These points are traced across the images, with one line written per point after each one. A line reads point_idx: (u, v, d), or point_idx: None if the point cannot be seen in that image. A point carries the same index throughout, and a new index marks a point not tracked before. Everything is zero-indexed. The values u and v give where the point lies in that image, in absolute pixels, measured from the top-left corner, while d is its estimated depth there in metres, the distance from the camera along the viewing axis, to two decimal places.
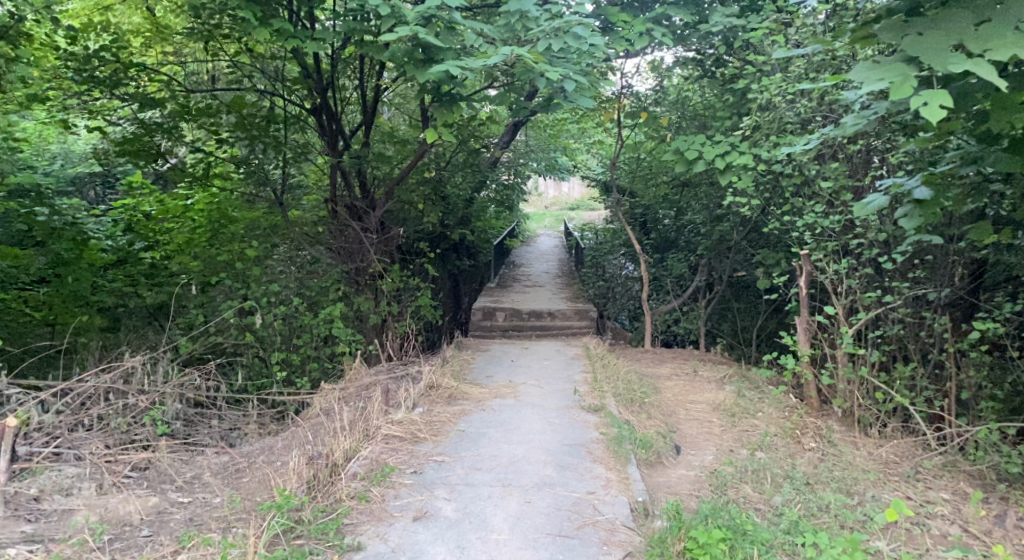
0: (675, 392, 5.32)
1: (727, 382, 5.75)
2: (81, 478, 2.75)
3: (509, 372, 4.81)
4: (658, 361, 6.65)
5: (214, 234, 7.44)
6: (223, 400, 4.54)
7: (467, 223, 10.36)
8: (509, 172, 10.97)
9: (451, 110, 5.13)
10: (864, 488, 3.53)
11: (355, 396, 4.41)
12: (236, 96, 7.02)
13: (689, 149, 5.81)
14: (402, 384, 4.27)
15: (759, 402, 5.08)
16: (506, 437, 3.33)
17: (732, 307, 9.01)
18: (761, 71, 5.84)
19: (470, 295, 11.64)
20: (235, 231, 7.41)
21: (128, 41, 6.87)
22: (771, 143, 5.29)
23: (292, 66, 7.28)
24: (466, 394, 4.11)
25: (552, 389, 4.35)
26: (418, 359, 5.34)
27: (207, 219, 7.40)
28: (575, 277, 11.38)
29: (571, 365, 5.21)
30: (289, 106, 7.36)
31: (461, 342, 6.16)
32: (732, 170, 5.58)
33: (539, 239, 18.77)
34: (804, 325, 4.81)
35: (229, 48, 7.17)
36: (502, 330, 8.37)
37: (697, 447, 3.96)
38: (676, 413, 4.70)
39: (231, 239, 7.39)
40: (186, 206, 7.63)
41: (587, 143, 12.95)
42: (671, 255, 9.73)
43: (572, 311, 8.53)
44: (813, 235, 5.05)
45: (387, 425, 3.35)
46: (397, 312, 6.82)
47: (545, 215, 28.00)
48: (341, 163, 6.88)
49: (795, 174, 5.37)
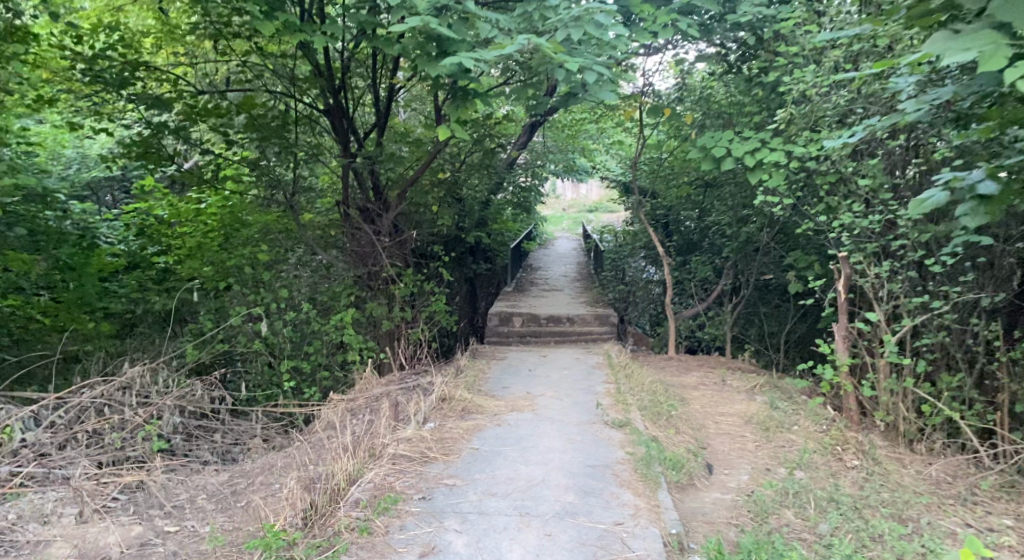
0: (702, 404, 5.02)
1: (758, 393, 5.42)
2: (63, 503, 2.58)
3: (527, 382, 4.56)
4: (684, 370, 6.34)
5: (227, 238, 7.47)
6: (226, 412, 4.37)
7: (483, 226, 10.15)
8: (526, 174, 10.75)
9: (465, 106, 4.90)
10: (916, 512, 3.19)
11: (364, 408, 4.20)
12: (247, 96, 6.88)
13: (715, 147, 5.53)
14: (412, 396, 4.05)
15: (793, 414, 4.75)
16: (524, 456, 3.07)
17: (759, 312, 8.65)
18: (791, 64, 5.54)
19: (487, 300, 11.43)
20: (248, 236, 7.45)
21: (139, 42, 6.78)
22: (804, 139, 4.98)
23: (304, 66, 7.14)
24: (481, 407, 3.87)
25: (573, 401, 4.09)
26: (431, 368, 5.11)
27: (220, 223, 7.45)
28: (594, 281, 11.10)
29: (593, 375, 4.94)
30: (301, 107, 7.21)
31: (476, 350, 5.92)
32: (762, 169, 5.28)
33: (558, 242, 18.53)
34: (842, 333, 4.48)
35: (240, 49, 7.05)
36: (519, 336, 8.11)
37: (731, 466, 3.66)
38: (705, 427, 4.40)
39: (245, 242, 7.46)
40: (198, 209, 7.59)
41: (607, 144, 12.68)
42: (695, 257, 9.40)
43: (591, 316, 8.25)
44: (851, 236, 4.72)
45: (394, 443, 3.12)
46: (410, 318, 6.57)
47: (563, 218, 27.76)
48: (352, 164, 6.70)
49: (831, 172, 5.05)
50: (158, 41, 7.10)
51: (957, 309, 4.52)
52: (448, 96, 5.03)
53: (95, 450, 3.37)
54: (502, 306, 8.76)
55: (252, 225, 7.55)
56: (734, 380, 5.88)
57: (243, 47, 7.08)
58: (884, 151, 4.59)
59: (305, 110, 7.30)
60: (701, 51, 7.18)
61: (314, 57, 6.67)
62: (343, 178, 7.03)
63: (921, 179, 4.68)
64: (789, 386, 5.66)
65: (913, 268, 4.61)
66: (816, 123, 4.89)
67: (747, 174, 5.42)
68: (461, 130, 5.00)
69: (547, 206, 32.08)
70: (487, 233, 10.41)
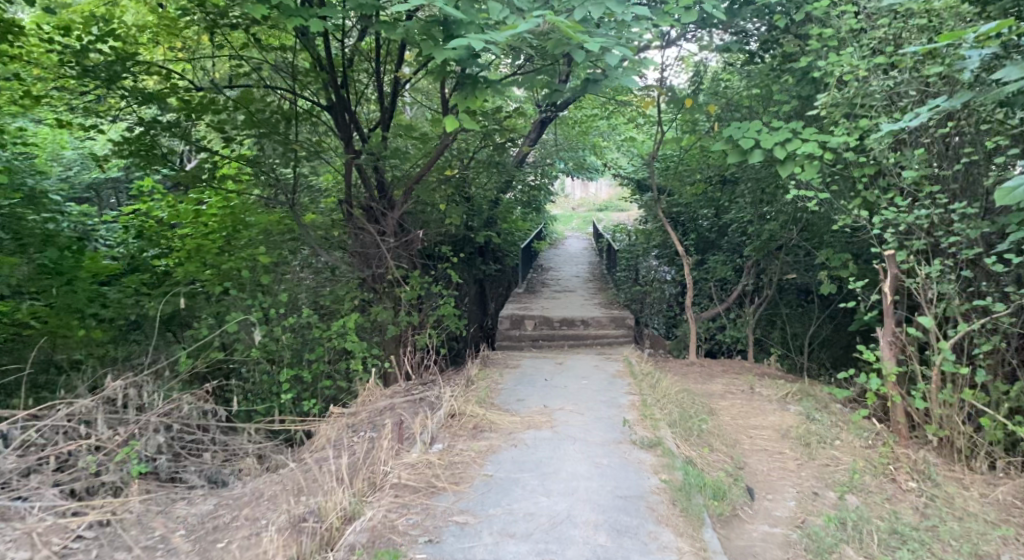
0: (733, 415, 4.63)
1: (792, 404, 5.00)
2: (18, 547, 2.27)
3: (544, 395, 4.20)
4: (709, 376, 5.95)
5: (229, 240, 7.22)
6: (216, 429, 4.08)
7: (492, 226, 9.79)
8: (536, 172, 10.40)
9: (474, 95, 4.54)
10: (991, 546, 2.78)
11: (366, 425, 3.87)
12: (244, 91, 6.57)
13: (743, 137, 5.14)
14: (419, 412, 3.71)
15: (834, 427, 4.35)
16: (545, 485, 2.71)
17: (783, 314, 8.22)
18: (824, 47, 5.15)
19: (497, 301, 11.08)
20: (251, 237, 7.17)
21: (134, 37, 6.51)
22: (842, 127, 4.58)
23: (304, 59, 6.84)
24: (494, 424, 3.51)
25: (596, 416, 3.72)
26: (439, 378, 4.76)
27: (220, 225, 7.07)
28: (607, 281, 10.72)
29: (614, 385, 4.57)
30: (301, 102, 6.91)
31: (487, 357, 5.55)
32: (794, 161, 4.89)
33: (569, 242, 18.15)
34: (890, 339, 4.08)
35: (238, 43, 6.76)
36: (531, 340, 7.75)
37: (773, 491, 3.27)
38: (739, 443, 4.01)
39: (247, 245, 7.12)
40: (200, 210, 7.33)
41: (618, 141, 12.31)
42: (713, 257, 9.01)
43: (607, 319, 7.87)
44: (896, 233, 4.31)
45: (397, 471, 2.78)
46: (416, 323, 6.22)
47: (574, 217, 27.35)
48: (355, 161, 6.36)
49: (871, 163, 4.64)
50: (154, 36, 6.83)
51: (1017, 312, 4.09)
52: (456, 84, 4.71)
53: (66, 477, 3.07)
54: (514, 309, 8.41)
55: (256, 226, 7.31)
56: (765, 388, 5.46)
57: (241, 41, 6.80)
58: (933, 139, 4.20)
59: (306, 106, 6.99)
60: (722, 39, 6.80)
61: (314, 49, 6.36)
62: (346, 176, 6.72)
63: (973, 169, 4.28)
64: (825, 395, 5.24)
65: (966, 267, 4.20)
66: (854, 110, 4.50)
67: (778, 166, 5.03)
68: (469, 122, 4.68)
69: (555, 206, 31.71)
70: (496, 233, 10.07)
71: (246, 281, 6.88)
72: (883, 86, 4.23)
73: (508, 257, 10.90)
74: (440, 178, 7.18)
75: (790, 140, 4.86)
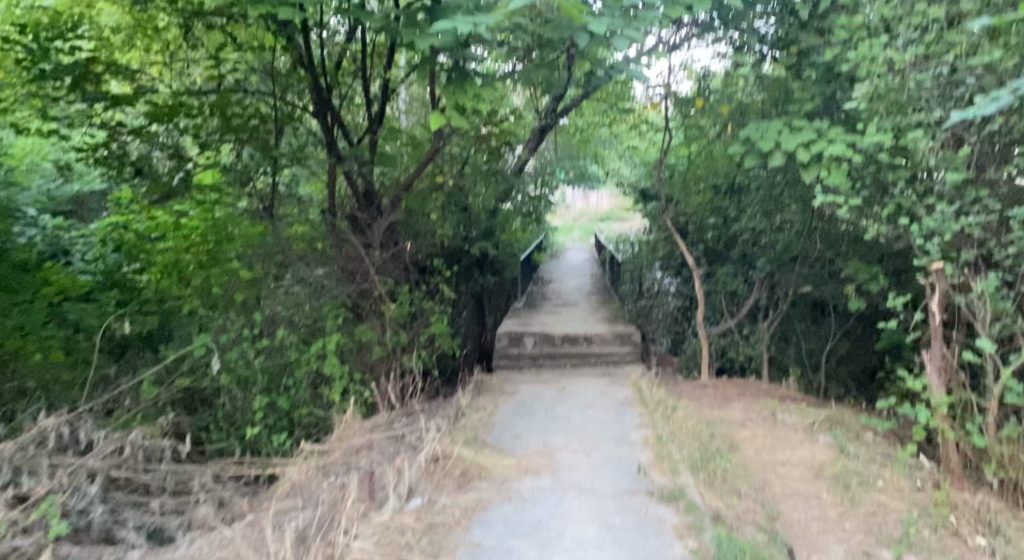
0: (757, 449, 4.11)
1: (822, 435, 4.45)
2: None
3: (543, 430, 3.70)
4: (725, 401, 5.44)
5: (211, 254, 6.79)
6: (168, 476, 3.61)
7: (490, 237, 9.33)
8: (536, 182, 10.02)
9: (465, 89, 4.11)
10: None
11: (339, 472, 3.38)
12: (221, 94, 6.16)
13: (763, 139, 4.65)
14: (399, 456, 3.22)
15: (874, 464, 3.81)
16: (545, 555, 2.21)
17: (798, 329, 7.70)
18: (849, 40, 4.70)
19: (495, 315, 10.60)
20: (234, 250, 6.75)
21: (105, 37, 6.12)
22: (874, 126, 4.10)
23: (285, 59, 6.43)
24: (485, 470, 3.02)
25: (604, 459, 3.22)
26: (427, 408, 4.27)
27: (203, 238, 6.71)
28: (610, 295, 10.29)
29: (622, 415, 4.08)
30: (283, 105, 6.52)
31: (481, 382, 5.04)
32: (820, 164, 4.41)
33: (569, 254, 17.70)
34: (938, 364, 3.57)
35: (217, 44, 6.39)
36: (531, 359, 7.25)
37: (818, 551, 2.73)
38: (768, 486, 3.48)
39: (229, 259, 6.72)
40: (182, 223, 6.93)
41: (620, 150, 11.89)
42: (723, 269, 8.52)
43: (611, 336, 7.37)
44: (941, 243, 3.81)
45: (363, 538, 2.28)
46: (405, 343, 5.71)
47: (575, 229, 26.93)
48: (338, 167, 5.89)
49: (908, 165, 4.14)
50: (128, 38, 6.45)
51: None
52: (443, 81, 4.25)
53: None
54: (513, 325, 7.91)
55: (239, 239, 6.88)
56: (787, 416, 4.92)
57: (219, 42, 6.41)
58: (981, 136, 3.72)
59: (288, 109, 6.61)
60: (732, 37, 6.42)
61: (295, 48, 5.98)
62: (330, 185, 6.25)
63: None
64: (857, 426, 4.70)
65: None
66: (887, 106, 4.04)
67: (801, 171, 4.54)
68: (455, 119, 4.19)
69: (556, 216, 31.26)
70: (494, 245, 9.60)
71: (225, 298, 6.42)
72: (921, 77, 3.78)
73: (507, 270, 10.44)
74: (432, 187, 6.70)
75: (814, 142, 4.39)
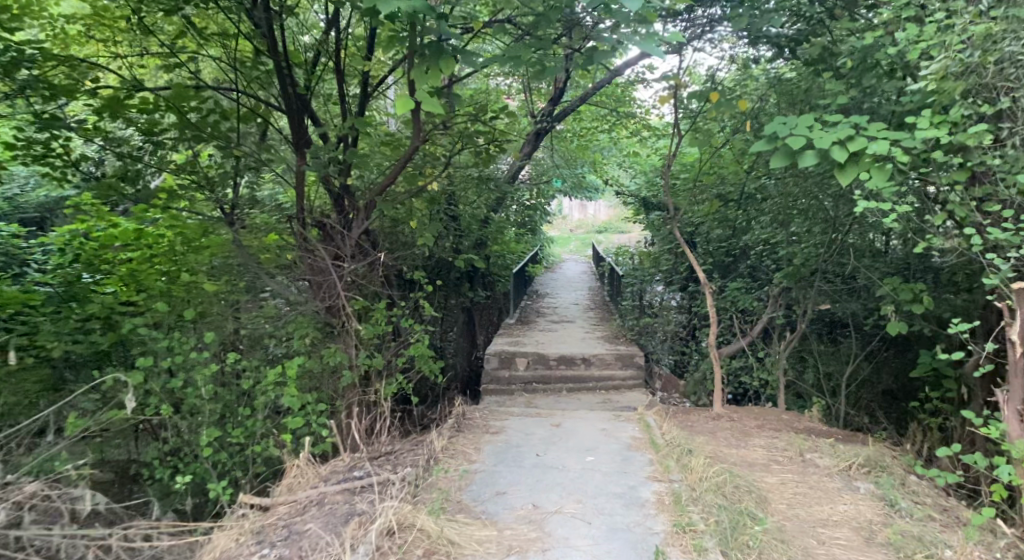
0: (791, 503, 3.42)
1: (863, 482, 3.76)
2: None
3: (534, 485, 3.02)
4: (744, 435, 4.76)
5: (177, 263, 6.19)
6: (64, 539, 2.92)
7: (482, 248, 8.72)
8: (531, 192, 9.56)
9: (439, 65, 3.57)
10: None
11: (275, 541, 2.69)
12: (179, 86, 5.53)
13: (792, 135, 3.99)
14: (349, 525, 2.54)
15: (936, 525, 3.12)
16: None
17: (815, 350, 7.05)
18: (889, 24, 4.10)
19: (487, 332, 10.01)
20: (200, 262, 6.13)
21: (51, 24, 5.48)
22: (927, 119, 3.47)
23: (253, 49, 5.82)
24: (456, 549, 2.33)
25: (609, 530, 2.55)
26: (397, 454, 3.58)
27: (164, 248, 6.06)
28: (612, 313, 9.62)
29: (630, 462, 3.40)
30: (246, 99, 5.96)
31: (464, 415, 4.36)
32: (859, 165, 3.78)
33: (567, 266, 17.08)
34: (1016, 407, 2.92)
35: (175, 33, 5.85)
36: (524, 383, 6.59)
37: None
38: (812, 557, 2.79)
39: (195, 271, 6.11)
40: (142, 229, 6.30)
41: (621, 157, 11.39)
42: (732, 284, 7.90)
43: (612, 357, 6.71)
44: (1014, 256, 3.16)
45: None
46: (378, 367, 5.03)
47: (573, 240, 26.37)
48: (307, 168, 5.24)
49: (968, 165, 3.50)
50: (78, 28, 5.86)
51: None
52: (415, 51, 3.71)
53: None
54: (503, 345, 7.25)
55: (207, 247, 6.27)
56: (819, 458, 4.22)
57: (179, 30, 5.79)
58: None
59: (253, 105, 6.05)
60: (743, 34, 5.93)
61: (261, 35, 5.35)
62: (298, 189, 5.58)
63: None
64: (902, 470, 4.00)
65: None
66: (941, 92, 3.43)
67: (835, 173, 3.90)
68: (426, 100, 3.55)
69: (553, 227, 30.74)
70: (486, 257, 8.98)
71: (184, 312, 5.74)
72: (985, 58, 3.18)
73: (500, 283, 9.83)
74: (415, 192, 6.05)
75: (854, 137, 3.75)
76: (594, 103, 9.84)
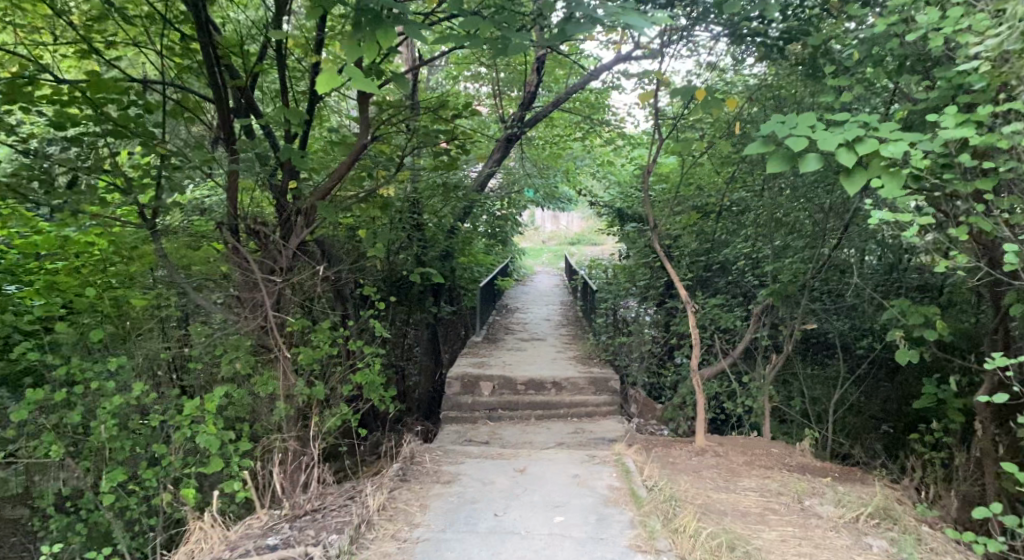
0: None
1: (875, 537, 3.21)
2: None
3: None
4: (731, 476, 4.21)
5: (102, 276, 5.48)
6: None
7: (448, 260, 8.14)
8: (501, 202, 9.05)
9: (381, 32, 3.00)
10: None
11: None
12: (96, 76, 4.80)
13: (793, 135, 3.51)
14: None
15: None
16: None
17: (801, 373, 6.61)
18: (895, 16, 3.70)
19: (452, 350, 9.39)
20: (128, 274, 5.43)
21: None
22: (951, 114, 3.00)
23: (186, 35, 5.12)
24: None
25: None
26: (323, 516, 2.91)
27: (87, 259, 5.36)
28: (584, 330, 9.07)
29: (608, 525, 2.78)
30: (174, 92, 5.29)
31: (413, 458, 3.72)
32: (869, 169, 3.31)
33: (538, 280, 16.61)
34: None
35: (92, 14, 5.11)
36: (487, 410, 5.97)
37: None
38: None
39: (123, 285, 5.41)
40: (67, 235, 5.67)
41: (594, 167, 10.99)
42: (711, 301, 7.45)
43: (585, 380, 6.15)
44: None
45: None
46: (317, 397, 4.35)
47: (544, 252, 25.97)
48: (239, 167, 4.57)
49: (995, 169, 3.03)
50: None
51: None
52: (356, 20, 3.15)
53: None
54: (467, 366, 6.62)
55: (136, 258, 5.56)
56: (820, 505, 3.67)
57: (97, 11, 5.04)
58: None
59: (183, 97, 5.37)
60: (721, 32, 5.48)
61: (194, 15, 4.69)
62: (232, 193, 4.89)
63: None
64: (914, 521, 3.48)
65: None
66: (982, 79, 3.02)
67: (842, 178, 3.43)
68: (356, 75, 2.93)
69: (525, 239, 30.34)
70: (452, 270, 8.39)
71: (113, 332, 5.13)
72: (1018, 40, 2.73)
73: (466, 297, 9.23)
74: (368, 198, 5.42)
75: (863, 138, 3.28)
76: (567, 110, 9.43)
